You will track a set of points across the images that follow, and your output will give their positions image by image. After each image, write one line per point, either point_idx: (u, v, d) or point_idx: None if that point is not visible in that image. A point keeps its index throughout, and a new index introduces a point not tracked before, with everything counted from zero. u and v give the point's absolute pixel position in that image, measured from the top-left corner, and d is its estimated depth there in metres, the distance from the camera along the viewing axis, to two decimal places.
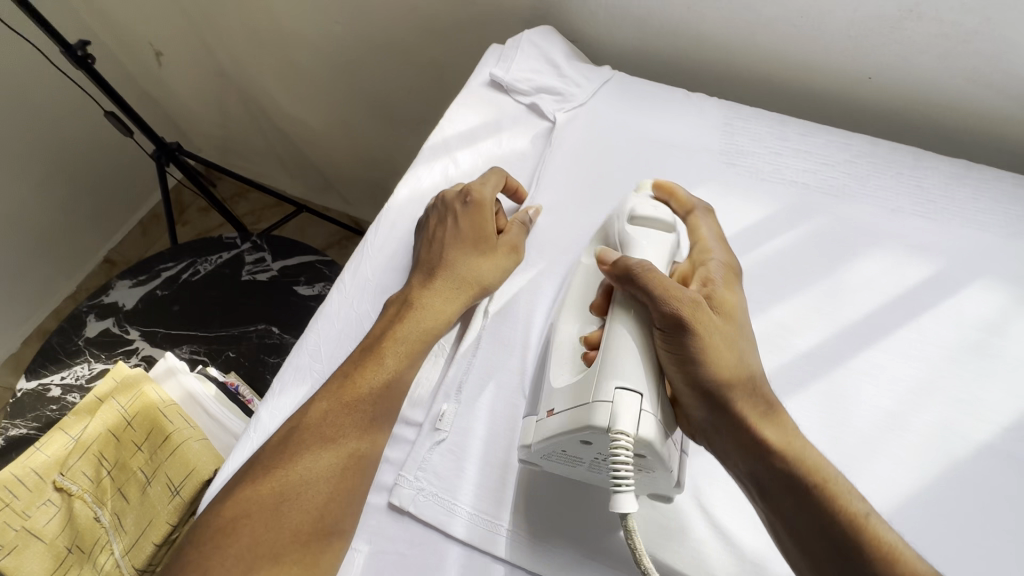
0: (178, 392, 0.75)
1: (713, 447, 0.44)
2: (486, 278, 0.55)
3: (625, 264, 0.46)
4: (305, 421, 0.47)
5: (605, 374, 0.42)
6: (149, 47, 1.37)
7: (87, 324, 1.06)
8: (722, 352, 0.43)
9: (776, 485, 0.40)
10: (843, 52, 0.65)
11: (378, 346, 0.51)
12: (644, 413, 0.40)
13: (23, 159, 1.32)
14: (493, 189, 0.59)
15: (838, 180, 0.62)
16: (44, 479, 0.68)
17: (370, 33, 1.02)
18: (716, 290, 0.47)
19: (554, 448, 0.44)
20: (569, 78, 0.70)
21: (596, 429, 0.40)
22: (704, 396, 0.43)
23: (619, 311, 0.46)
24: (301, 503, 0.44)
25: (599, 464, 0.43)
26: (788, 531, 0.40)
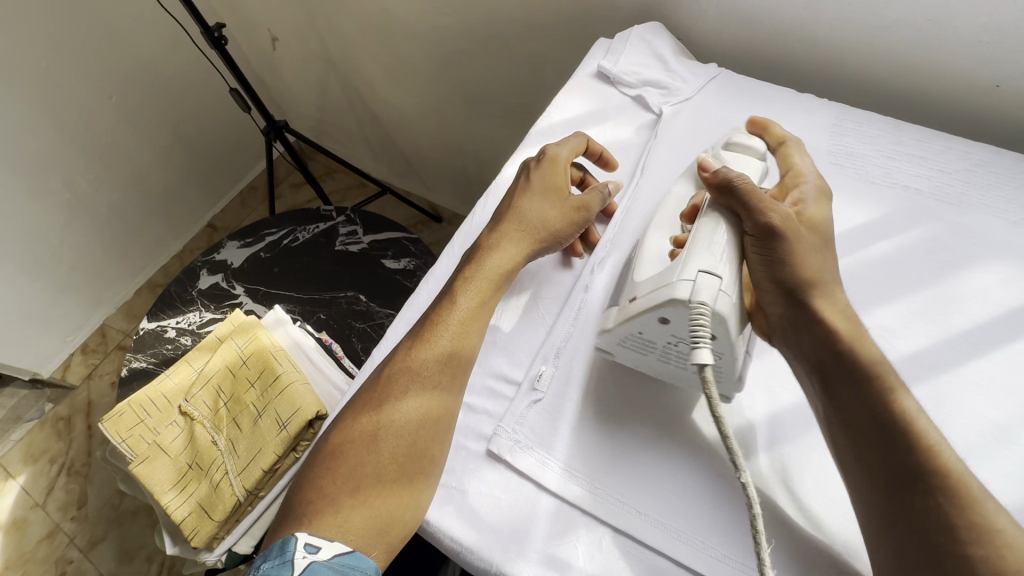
0: (286, 339, 0.84)
1: (787, 343, 0.49)
2: (553, 225, 0.58)
3: (726, 175, 0.50)
4: (393, 361, 0.53)
5: (690, 260, 0.46)
6: (266, 33, 1.50)
7: (200, 277, 1.18)
8: (808, 256, 0.49)
9: (839, 371, 0.45)
10: (971, 58, 0.63)
11: (454, 289, 0.55)
12: (723, 293, 0.45)
13: (152, 125, 1.48)
14: (569, 150, 0.62)
15: (954, 188, 0.60)
16: (171, 402, 0.78)
17: (474, 26, 1.08)
18: (807, 208, 0.52)
19: (630, 332, 0.49)
20: (676, 73, 0.72)
21: (676, 302, 0.45)
22: (786, 294, 0.49)
23: (710, 213, 0.50)
24: (394, 432, 0.49)
25: (670, 350, 0.48)
26: (834, 413, 0.45)
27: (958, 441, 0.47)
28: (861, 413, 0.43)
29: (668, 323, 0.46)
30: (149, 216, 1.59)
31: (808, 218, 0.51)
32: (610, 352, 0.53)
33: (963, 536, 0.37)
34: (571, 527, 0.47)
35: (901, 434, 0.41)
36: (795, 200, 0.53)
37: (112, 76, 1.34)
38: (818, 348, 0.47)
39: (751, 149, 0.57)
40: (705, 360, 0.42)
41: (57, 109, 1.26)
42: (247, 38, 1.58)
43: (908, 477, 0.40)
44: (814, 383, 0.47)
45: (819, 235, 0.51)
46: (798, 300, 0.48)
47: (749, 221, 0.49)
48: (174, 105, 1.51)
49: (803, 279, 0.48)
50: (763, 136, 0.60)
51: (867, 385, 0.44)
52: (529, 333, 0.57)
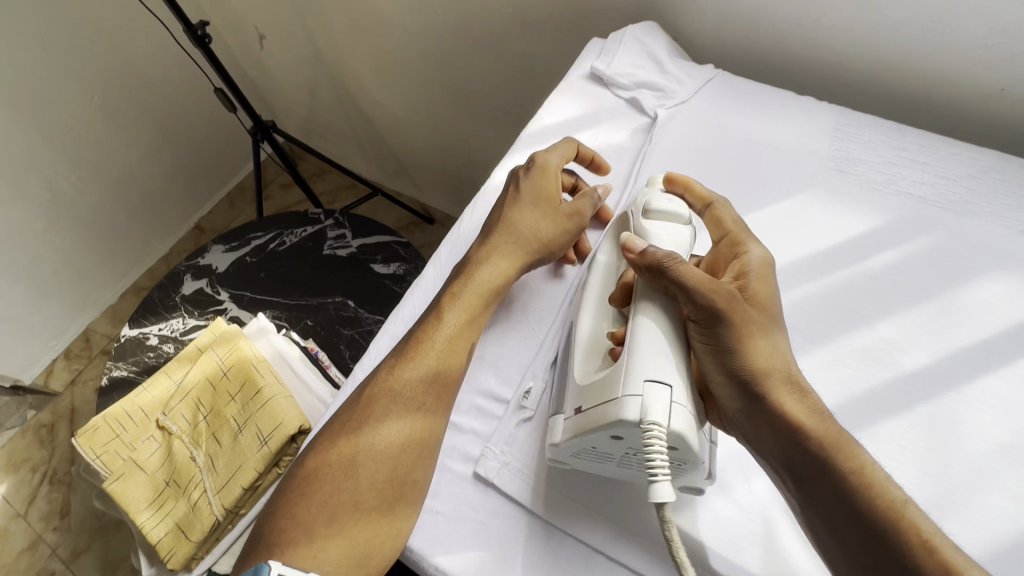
0: (269, 349, 0.81)
1: (746, 437, 0.45)
2: (547, 236, 0.55)
3: (657, 256, 0.46)
4: (375, 379, 0.50)
5: (632, 369, 0.42)
6: (254, 30, 1.46)
7: (183, 282, 1.15)
8: (759, 341, 0.45)
9: (809, 469, 0.41)
10: (977, 60, 0.61)
11: (441, 305, 0.52)
12: (675, 406, 0.40)
13: (136, 125, 1.44)
14: (559, 156, 0.58)
15: (960, 195, 0.58)
16: (148, 416, 0.75)
17: (466, 24, 1.05)
18: (751, 285, 0.47)
19: (584, 446, 0.44)
20: (672, 74, 0.69)
21: (626, 424, 0.40)
22: (738, 385, 0.44)
23: (644, 308, 0.46)
24: (374, 456, 0.46)
25: (628, 461, 0.43)
26: (817, 517, 0.40)
27: (966, 463, 0.45)
28: (837, 512, 0.39)
29: (622, 440, 0.42)
30: (134, 218, 1.55)
31: (753, 295, 0.46)
32: (566, 463, 0.47)
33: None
34: (563, 555, 0.45)
35: (885, 533, 0.37)
36: (737, 271, 0.48)
37: (93, 74, 1.30)
38: (784, 446, 0.42)
39: (677, 216, 0.52)
40: (665, 496, 0.40)
41: (37, 108, 1.23)
42: (234, 36, 1.54)
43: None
44: (785, 482, 0.43)
45: (766, 313, 0.47)
46: (752, 393, 0.44)
47: (687, 306, 0.45)
48: (159, 104, 1.48)
49: (756, 369, 0.44)
50: (686, 196, 0.55)
51: (840, 481, 0.40)
52: (518, 348, 0.54)
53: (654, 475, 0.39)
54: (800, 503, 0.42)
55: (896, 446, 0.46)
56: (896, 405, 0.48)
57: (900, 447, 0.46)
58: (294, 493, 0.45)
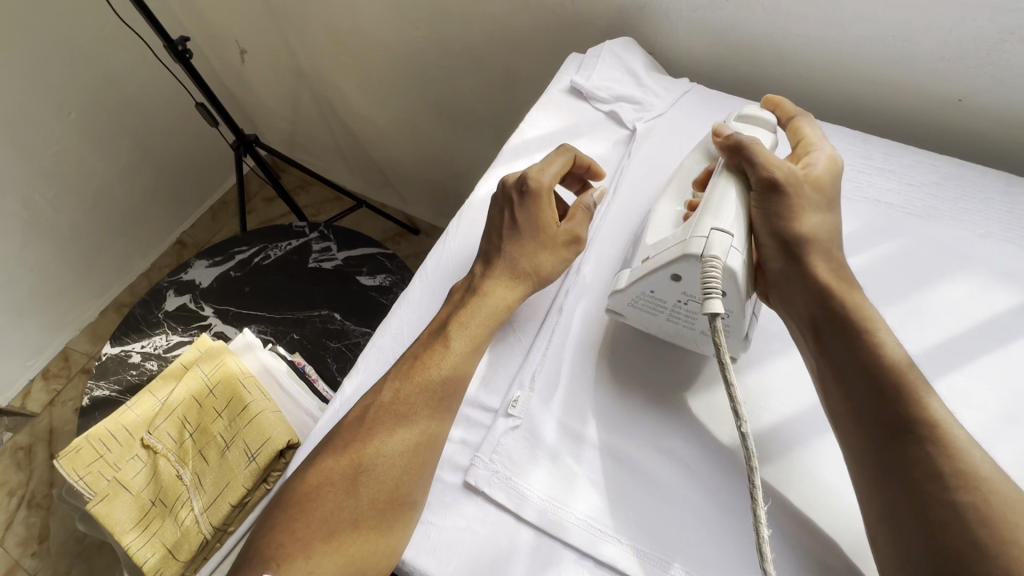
0: (255, 365, 0.80)
1: (784, 297, 0.50)
2: (545, 268, 0.57)
3: (739, 137, 0.52)
4: (380, 398, 0.50)
5: (704, 214, 0.48)
6: (235, 45, 1.46)
7: (166, 298, 1.14)
8: (805, 215, 0.50)
9: (831, 326, 0.46)
10: (935, 73, 0.64)
11: (445, 329, 0.53)
12: (734, 249, 0.46)
13: (115, 140, 1.43)
14: (551, 177, 0.58)
15: (924, 201, 0.61)
16: (133, 435, 0.74)
17: (447, 39, 1.06)
18: (814, 170, 0.52)
19: (642, 291, 0.50)
20: (648, 88, 0.72)
21: (690, 257, 0.46)
22: (783, 246, 0.49)
23: (722, 172, 0.53)
24: (376, 476, 0.47)
25: (680, 305, 0.50)
26: (827, 368, 0.46)
27: None
28: (849, 365, 0.44)
29: (680, 278, 0.47)
30: (113, 234, 1.53)
31: (815, 178, 0.51)
32: (622, 313, 0.54)
33: (953, 483, 0.37)
34: (553, 560, 0.45)
35: (889, 384, 0.42)
36: (804, 163, 0.53)
37: (71, 91, 1.29)
38: (811, 303, 0.48)
39: (762, 120, 0.57)
40: (716, 310, 0.42)
41: (13, 124, 1.21)
42: (214, 50, 1.54)
43: (898, 427, 0.40)
44: (807, 336, 0.48)
45: (824, 198, 0.52)
46: (795, 254, 0.49)
47: (754, 178, 0.51)
48: (138, 119, 1.47)
49: (800, 233, 0.49)
50: (776, 112, 0.61)
51: (856, 340, 0.44)
52: (504, 359, 0.55)
53: (709, 293, 0.43)
54: (815, 357, 0.47)
55: None
56: None
57: None
58: (293, 509, 0.46)
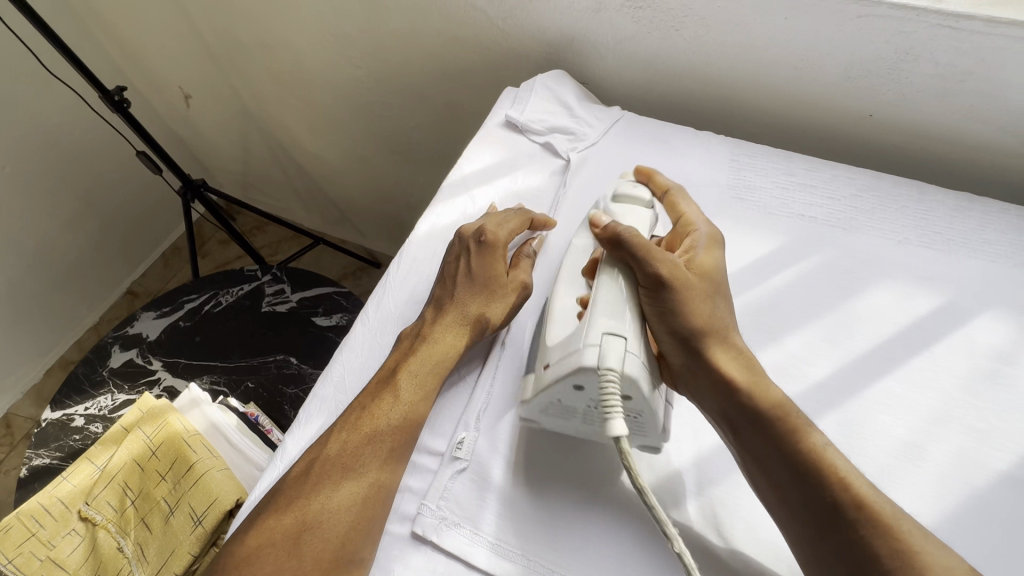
0: (202, 422, 0.77)
1: (692, 390, 0.50)
2: (494, 316, 0.56)
3: (616, 229, 0.50)
4: (325, 451, 0.49)
5: (592, 321, 0.47)
6: (178, 91, 1.45)
7: (111, 355, 1.09)
8: (699, 307, 0.49)
9: (743, 419, 0.47)
10: (845, 91, 0.68)
11: (392, 377, 0.52)
12: (629, 354, 0.45)
13: (55, 195, 1.41)
14: (507, 230, 0.60)
15: (845, 213, 0.64)
16: (69, 508, 0.69)
17: (388, 75, 1.07)
18: (697, 256, 0.53)
19: (549, 400, 0.48)
20: (581, 118, 0.74)
21: (587, 370, 0.45)
22: (683, 343, 0.49)
23: (609, 268, 0.51)
24: (320, 532, 0.45)
25: (591, 415, 0.48)
26: (751, 460, 0.46)
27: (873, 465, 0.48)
28: (774, 454, 0.44)
29: (583, 388, 0.46)
30: (56, 290, 1.50)
31: (698, 267, 0.52)
32: (537, 421, 0.51)
33: (889, 565, 0.39)
34: None
35: (815, 475, 0.42)
36: (686, 250, 0.54)
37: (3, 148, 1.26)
38: (723, 402, 0.48)
39: (638, 199, 0.58)
40: (620, 430, 0.42)
41: None
42: (157, 96, 1.51)
43: (832, 512, 0.41)
44: (726, 432, 0.48)
45: (710, 281, 0.52)
46: (695, 349, 0.49)
47: (642, 277, 0.50)
48: (79, 172, 1.44)
49: (701, 329, 0.49)
50: (649, 185, 0.61)
51: (774, 432, 0.45)
52: (450, 402, 0.55)
53: (608, 412, 0.43)
54: (739, 449, 0.47)
55: None
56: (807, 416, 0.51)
57: None
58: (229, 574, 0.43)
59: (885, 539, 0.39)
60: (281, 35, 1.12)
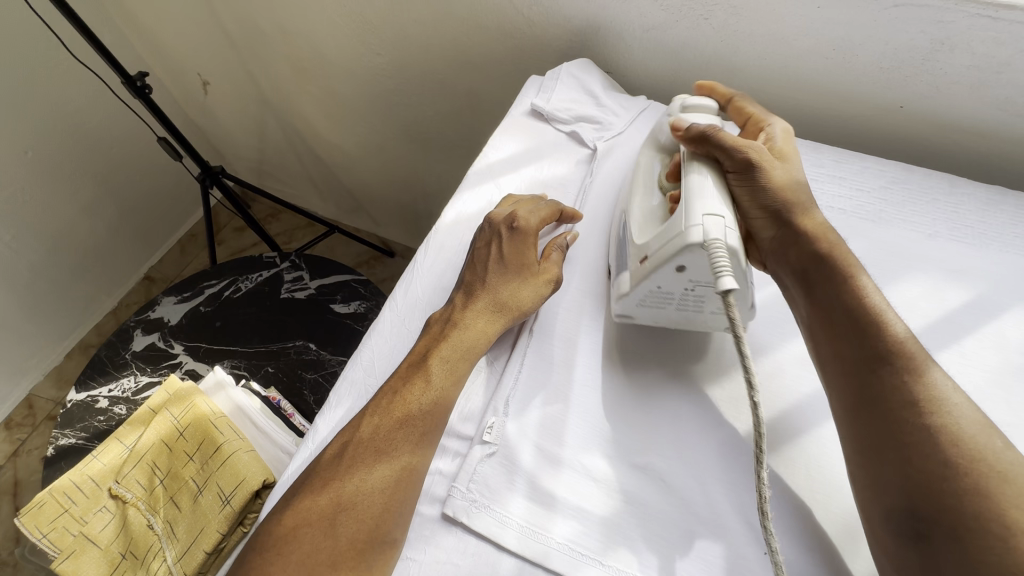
0: (227, 404, 0.78)
1: (777, 262, 0.54)
2: (525, 302, 0.57)
3: (700, 127, 0.54)
4: (359, 431, 0.49)
5: (689, 207, 0.49)
6: (197, 77, 1.46)
7: (133, 338, 1.11)
8: (784, 183, 0.53)
9: (819, 277, 0.49)
10: (876, 83, 0.67)
11: (422, 360, 0.53)
12: (729, 229, 0.48)
13: (76, 180, 1.43)
14: (537, 218, 0.60)
15: (874, 205, 0.63)
16: (100, 485, 0.71)
17: (409, 63, 1.07)
18: (776, 144, 0.57)
19: (649, 289, 0.52)
20: (607, 108, 0.73)
21: (692, 247, 0.47)
22: (773, 215, 0.54)
23: (693, 162, 0.54)
24: (355, 513, 0.45)
25: (687, 297, 0.52)
26: (815, 316, 0.49)
27: None
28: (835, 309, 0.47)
29: (686, 268, 0.49)
30: (76, 274, 1.52)
31: (779, 152, 0.56)
32: (634, 316, 0.55)
33: (924, 408, 0.41)
34: None
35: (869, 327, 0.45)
36: (765, 137, 0.58)
37: (27, 133, 1.28)
38: (802, 258, 0.51)
39: (707, 108, 0.60)
40: (731, 285, 0.44)
41: None
42: (176, 82, 1.52)
43: (875, 361, 0.43)
44: (798, 289, 0.51)
45: (790, 164, 0.56)
46: (783, 220, 0.53)
47: (728, 161, 0.54)
48: (100, 158, 1.46)
49: (786, 203, 0.53)
50: (712, 96, 0.65)
51: (840, 288, 0.48)
52: (479, 385, 0.55)
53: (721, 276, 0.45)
54: (807, 311, 0.50)
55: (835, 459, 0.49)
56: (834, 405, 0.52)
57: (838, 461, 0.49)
58: (268, 553, 0.44)
59: (918, 384, 0.41)
60: (302, 23, 1.12)
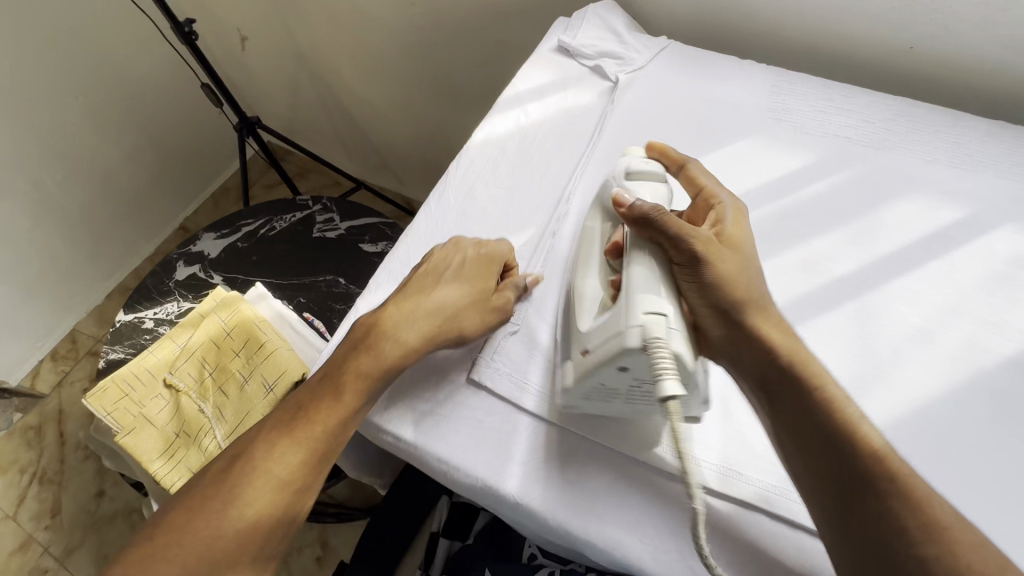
0: (269, 312, 0.85)
1: (732, 362, 0.51)
2: (468, 327, 0.55)
3: (643, 209, 0.51)
4: (257, 444, 0.52)
5: (632, 305, 0.46)
6: (236, 32, 1.52)
7: (176, 268, 1.19)
8: (733, 279, 0.51)
9: (782, 385, 0.48)
10: (889, 23, 0.71)
11: (340, 376, 0.53)
12: (672, 331, 0.45)
13: (121, 127, 1.51)
14: (506, 253, 0.59)
15: (878, 135, 0.68)
16: (155, 376, 0.79)
17: (441, 13, 1.12)
18: (725, 229, 0.54)
19: (593, 385, 0.49)
20: (629, 45, 0.78)
21: (631, 351, 0.45)
22: (721, 315, 0.50)
23: (638, 250, 0.51)
24: (301, 430, 0.52)
25: (634, 394, 0.48)
26: (781, 427, 0.47)
27: (883, 346, 0.54)
28: (808, 427, 0.46)
29: (628, 369, 0.46)
30: (118, 218, 1.61)
31: (728, 237, 0.53)
32: (576, 407, 0.51)
33: (916, 535, 0.40)
34: (551, 441, 0.52)
35: (850, 443, 0.44)
36: (715, 220, 0.55)
37: (79, 78, 1.37)
38: (762, 361, 0.49)
39: (652, 174, 0.57)
40: (673, 391, 0.42)
41: (28, 108, 1.30)
42: (216, 37, 1.59)
43: (857, 478, 0.43)
44: (759, 399, 0.49)
45: (740, 253, 0.53)
46: (734, 319, 0.50)
47: (676, 253, 0.51)
48: (143, 107, 1.54)
49: (737, 300, 0.50)
50: (662, 159, 0.61)
51: (807, 406, 0.46)
52: (504, 278, 0.61)
53: (661, 374, 0.43)
54: (771, 420, 0.48)
55: (825, 346, 0.55)
56: (826, 303, 0.57)
57: (827, 348, 0.55)
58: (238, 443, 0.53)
59: (908, 510, 0.41)
60: None
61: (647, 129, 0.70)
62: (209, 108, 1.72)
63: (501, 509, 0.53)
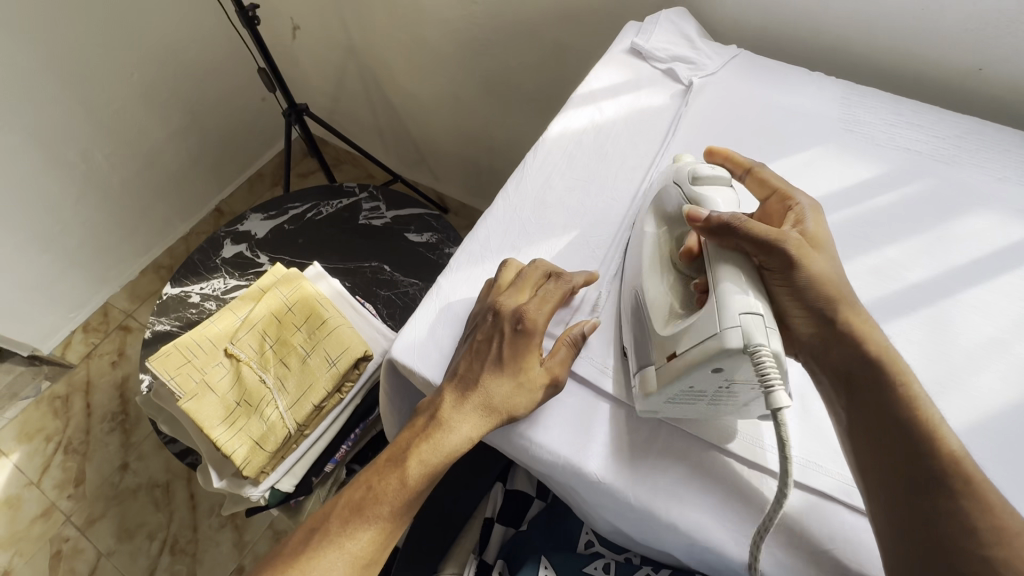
0: (328, 291, 0.87)
1: (813, 359, 0.51)
2: (517, 408, 0.52)
3: (722, 219, 0.49)
4: (329, 522, 0.54)
5: (725, 306, 0.46)
6: (289, 22, 1.55)
7: (223, 246, 1.21)
8: (819, 275, 0.50)
9: (865, 382, 0.48)
10: (959, 44, 0.73)
11: (401, 458, 0.54)
12: (769, 330, 0.45)
13: (169, 106, 1.53)
14: (546, 315, 0.55)
15: (950, 150, 0.69)
16: (216, 345, 0.80)
17: (502, 13, 1.15)
18: (808, 228, 0.53)
19: (681, 387, 0.48)
20: (701, 51, 0.80)
21: (731, 351, 0.44)
22: (816, 314, 0.50)
23: (715, 253, 0.51)
24: (369, 515, 0.53)
25: (720, 395, 0.48)
26: (859, 430, 0.47)
27: (960, 352, 0.55)
28: (905, 461, 0.44)
29: (722, 371, 0.46)
30: (158, 195, 1.63)
31: (812, 237, 0.52)
32: (658, 411, 0.51)
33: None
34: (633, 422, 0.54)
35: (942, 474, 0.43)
36: (794, 221, 0.54)
37: (133, 55, 1.40)
38: (847, 360, 0.49)
39: (721, 179, 0.56)
40: (784, 402, 0.43)
41: (82, 82, 1.32)
42: (268, 26, 1.62)
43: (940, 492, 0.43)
44: (837, 390, 0.49)
45: (823, 252, 0.52)
46: (826, 317, 0.50)
47: (760, 254, 0.50)
48: (191, 88, 1.57)
49: (826, 300, 0.50)
50: (727, 164, 0.61)
51: (885, 396, 0.47)
52: (582, 264, 0.63)
53: (771, 386, 0.43)
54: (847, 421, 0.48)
55: (899, 350, 0.56)
56: (902, 309, 0.58)
57: (901, 351, 0.56)
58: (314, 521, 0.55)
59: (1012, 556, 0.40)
60: None
61: (721, 132, 0.72)
62: (253, 93, 1.75)
63: (579, 490, 0.55)
